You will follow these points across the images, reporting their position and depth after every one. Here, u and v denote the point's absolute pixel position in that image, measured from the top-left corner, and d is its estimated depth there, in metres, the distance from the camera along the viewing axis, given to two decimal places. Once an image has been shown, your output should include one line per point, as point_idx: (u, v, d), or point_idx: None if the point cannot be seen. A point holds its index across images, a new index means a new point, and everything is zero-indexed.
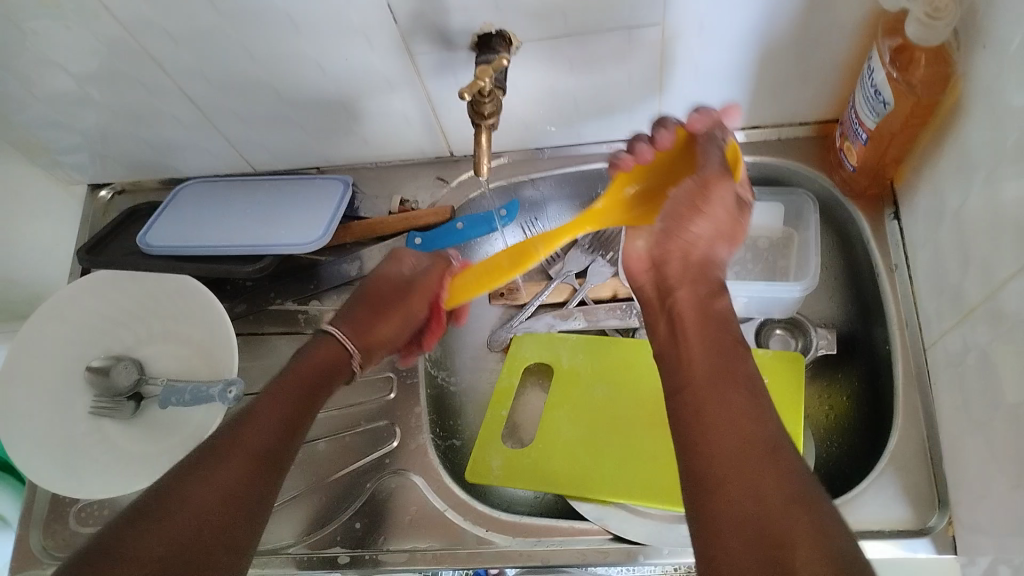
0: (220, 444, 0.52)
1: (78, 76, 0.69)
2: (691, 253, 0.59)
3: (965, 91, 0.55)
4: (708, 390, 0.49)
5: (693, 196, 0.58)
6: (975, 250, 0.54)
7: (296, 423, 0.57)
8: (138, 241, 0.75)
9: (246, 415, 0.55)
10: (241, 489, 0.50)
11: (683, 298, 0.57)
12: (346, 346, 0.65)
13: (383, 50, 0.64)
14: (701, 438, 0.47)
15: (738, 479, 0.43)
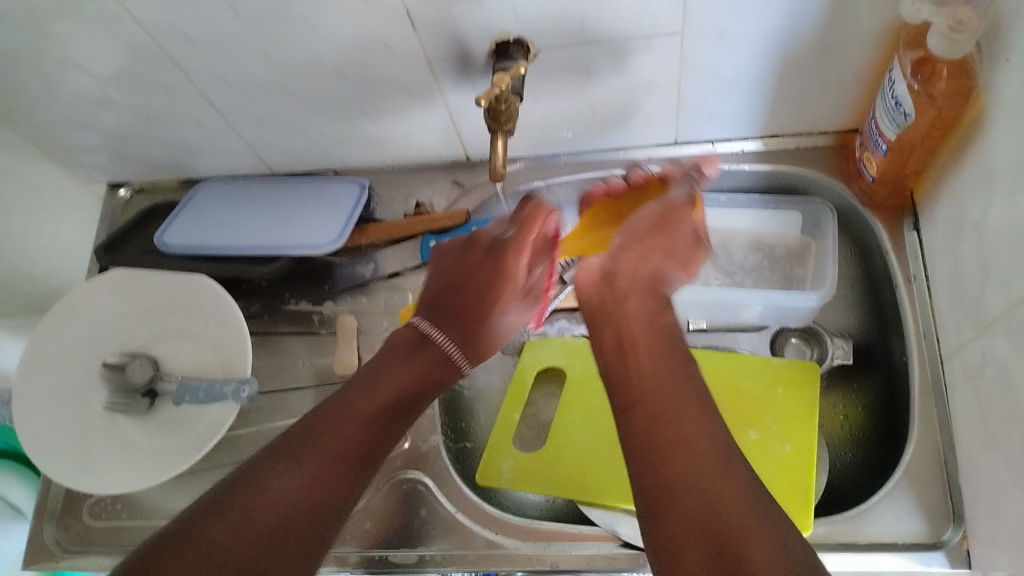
0: (313, 438, 0.51)
1: (99, 77, 0.70)
2: (643, 268, 0.58)
3: (988, 104, 0.54)
4: (654, 400, 0.48)
5: (654, 218, 0.61)
6: (995, 264, 0.54)
7: (386, 431, 0.56)
8: (156, 240, 0.76)
9: (339, 407, 0.54)
10: (330, 485, 0.50)
11: (632, 308, 0.56)
12: (443, 347, 0.61)
13: (402, 55, 0.64)
14: (653, 433, 0.47)
15: (688, 475, 0.43)
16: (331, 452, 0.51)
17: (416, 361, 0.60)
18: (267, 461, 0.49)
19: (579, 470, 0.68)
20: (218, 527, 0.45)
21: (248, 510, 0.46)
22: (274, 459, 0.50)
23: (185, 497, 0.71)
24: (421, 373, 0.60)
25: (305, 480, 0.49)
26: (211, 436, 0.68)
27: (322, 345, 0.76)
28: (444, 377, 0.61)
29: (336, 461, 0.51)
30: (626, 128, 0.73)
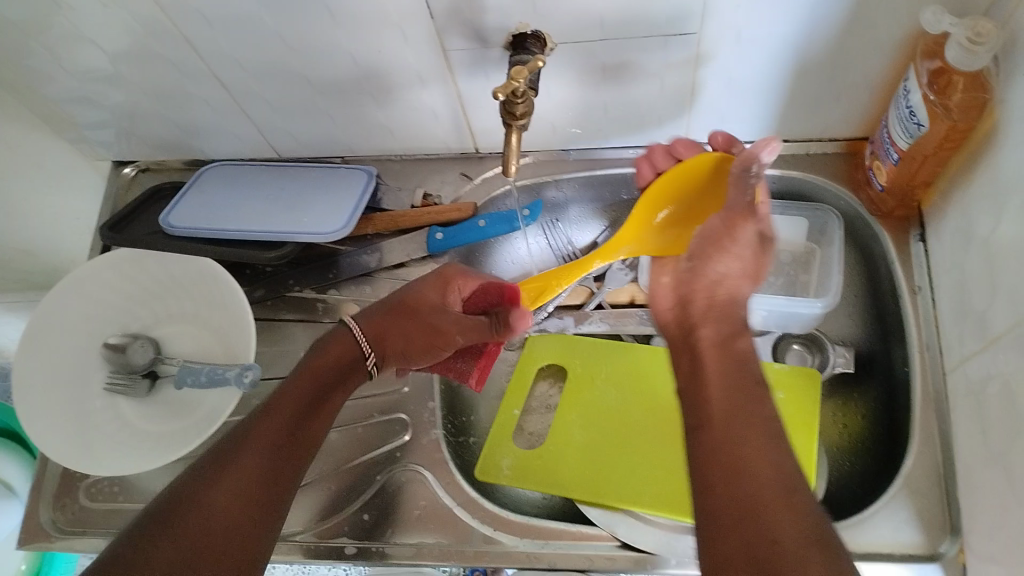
0: (233, 446, 0.52)
1: (110, 54, 0.69)
2: (717, 294, 0.54)
3: (1002, 117, 0.55)
4: (727, 419, 0.46)
5: (716, 232, 0.55)
6: (1002, 278, 0.54)
7: (311, 422, 0.57)
8: (161, 221, 0.75)
9: (264, 410, 0.56)
10: (259, 489, 0.51)
11: (697, 299, 0.55)
12: (359, 342, 0.63)
13: (417, 45, 0.64)
14: (721, 452, 0.44)
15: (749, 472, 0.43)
16: (255, 455, 0.52)
17: (340, 347, 0.62)
18: (193, 476, 0.50)
19: (578, 469, 0.69)
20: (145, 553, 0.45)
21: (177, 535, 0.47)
22: (193, 482, 0.50)
23: None
24: (340, 358, 0.62)
25: (233, 487, 0.50)
26: (210, 422, 0.68)
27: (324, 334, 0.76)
28: (354, 371, 0.62)
29: (267, 459, 0.53)
30: (637, 127, 0.73)
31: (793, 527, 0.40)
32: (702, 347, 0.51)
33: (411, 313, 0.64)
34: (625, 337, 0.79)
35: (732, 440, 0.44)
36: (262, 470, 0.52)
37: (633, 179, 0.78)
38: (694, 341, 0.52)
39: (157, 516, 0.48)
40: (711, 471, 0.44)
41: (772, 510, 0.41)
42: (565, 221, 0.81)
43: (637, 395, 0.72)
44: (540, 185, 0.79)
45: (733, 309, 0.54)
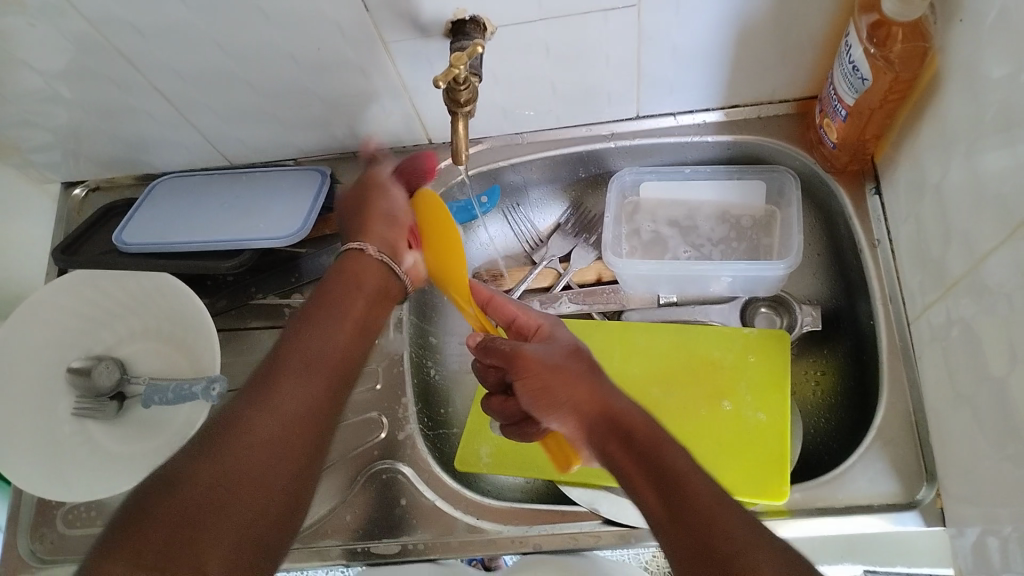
0: (287, 357, 0.54)
1: (47, 75, 0.68)
2: (585, 397, 0.53)
3: (943, 65, 0.55)
4: (670, 497, 0.46)
5: (556, 355, 0.57)
6: (955, 224, 0.54)
7: (349, 346, 0.58)
8: (114, 239, 0.74)
9: (300, 329, 0.57)
10: (310, 401, 0.52)
11: (583, 395, 0.53)
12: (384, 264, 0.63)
13: (356, 38, 0.63)
14: (690, 519, 0.44)
15: (707, 518, 0.44)
16: (301, 368, 0.53)
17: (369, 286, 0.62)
18: (246, 392, 0.52)
19: (557, 448, 0.69)
20: (205, 466, 0.47)
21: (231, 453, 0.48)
22: (250, 398, 0.51)
23: None
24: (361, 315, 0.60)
25: (285, 402, 0.51)
26: (184, 435, 0.67)
27: None
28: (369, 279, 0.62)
29: (312, 378, 0.53)
30: (587, 104, 0.73)
31: (774, 562, 0.41)
32: (633, 432, 0.50)
33: (369, 216, 0.66)
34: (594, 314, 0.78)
35: (685, 497, 0.45)
36: (320, 390, 0.53)
37: (589, 157, 0.78)
38: (617, 432, 0.51)
39: (214, 434, 0.49)
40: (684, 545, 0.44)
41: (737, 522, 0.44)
42: (525, 204, 0.83)
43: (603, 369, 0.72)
44: (496, 170, 0.78)
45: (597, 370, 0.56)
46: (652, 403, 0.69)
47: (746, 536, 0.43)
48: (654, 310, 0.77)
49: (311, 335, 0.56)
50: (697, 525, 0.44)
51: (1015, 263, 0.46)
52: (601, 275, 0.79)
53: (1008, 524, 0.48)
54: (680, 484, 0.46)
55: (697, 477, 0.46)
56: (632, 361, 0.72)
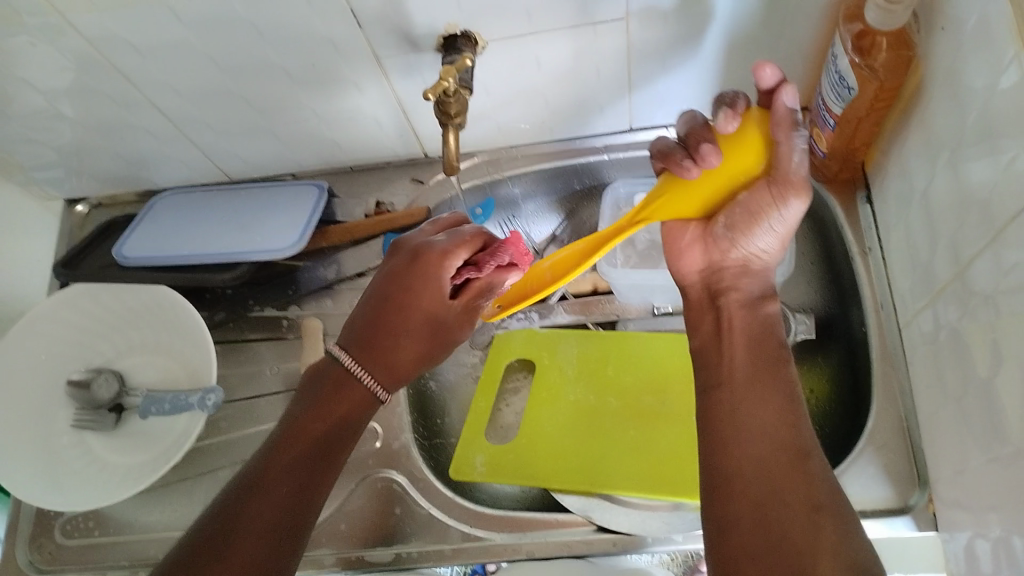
0: (240, 505, 0.51)
1: (50, 93, 0.69)
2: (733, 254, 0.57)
3: (926, 73, 0.56)
4: (743, 384, 0.52)
5: (763, 203, 0.54)
6: (942, 230, 0.55)
7: (329, 469, 0.55)
8: (115, 253, 0.75)
9: (262, 472, 0.53)
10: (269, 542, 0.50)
11: (693, 261, 0.59)
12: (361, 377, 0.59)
13: (352, 55, 0.65)
14: (724, 420, 0.51)
15: (738, 417, 0.50)
16: (260, 521, 0.50)
17: (341, 400, 0.59)
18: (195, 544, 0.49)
19: (550, 458, 0.68)
20: None
21: None
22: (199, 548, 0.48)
23: (155, 510, 0.70)
24: (343, 414, 0.58)
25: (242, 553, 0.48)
26: (179, 445, 0.67)
27: (289, 349, 0.76)
28: (363, 405, 0.59)
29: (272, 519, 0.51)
30: (581, 117, 0.74)
31: (763, 411, 0.50)
32: (727, 314, 0.56)
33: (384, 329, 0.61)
34: (591, 326, 0.79)
35: (752, 481, 0.47)
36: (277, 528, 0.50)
37: (584, 169, 0.78)
38: (707, 302, 0.58)
39: None
40: (728, 450, 0.49)
41: (790, 477, 0.46)
42: (521, 216, 0.83)
43: (598, 381, 0.72)
44: (493, 183, 0.79)
45: (763, 351, 0.54)
46: (646, 410, 0.69)
47: (776, 459, 0.47)
48: (648, 320, 0.76)
49: (262, 477, 0.52)
50: (759, 497, 0.46)
51: (998, 267, 0.47)
52: (596, 286, 0.79)
53: (997, 528, 0.48)
54: (731, 435, 0.50)
55: (762, 425, 0.49)
56: (626, 370, 0.72)
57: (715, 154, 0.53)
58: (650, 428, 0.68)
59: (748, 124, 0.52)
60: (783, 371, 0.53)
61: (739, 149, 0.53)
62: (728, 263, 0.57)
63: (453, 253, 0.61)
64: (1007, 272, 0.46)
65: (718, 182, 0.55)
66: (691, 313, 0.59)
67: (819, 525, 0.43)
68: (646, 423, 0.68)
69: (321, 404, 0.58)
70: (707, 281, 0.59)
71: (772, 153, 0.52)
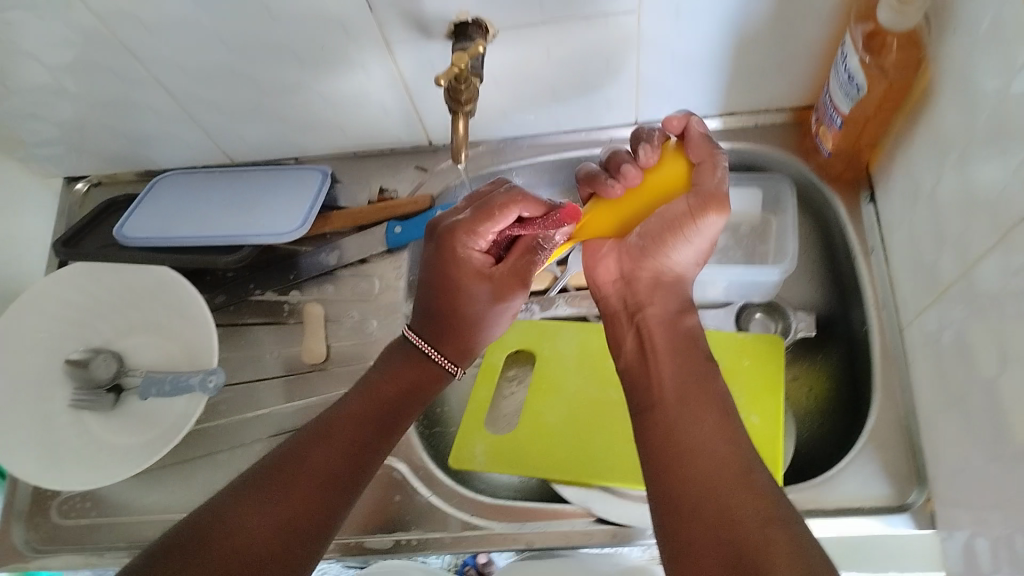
0: (287, 463, 0.51)
1: (53, 68, 0.68)
2: (650, 266, 0.57)
3: (936, 75, 0.56)
4: (679, 401, 0.50)
5: (684, 216, 0.55)
6: (949, 231, 0.55)
7: (379, 439, 0.56)
8: (115, 233, 0.74)
9: (322, 432, 0.54)
10: (312, 502, 0.50)
11: (607, 271, 0.60)
12: (424, 351, 0.61)
13: (362, 39, 0.64)
14: (660, 439, 0.49)
15: (683, 434, 0.48)
16: (300, 481, 0.51)
17: (416, 370, 0.61)
18: (239, 488, 0.50)
19: (550, 448, 0.68)
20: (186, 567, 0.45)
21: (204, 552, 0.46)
22: (245, 492, 0.49)
23: (153, 491, 0.70)
24: (412, 384, 0.60)
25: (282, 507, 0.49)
26: (178, 428, 0.67)
27: (291, 335, 0.76)
28: (433, 382, 0.61)
29: (325, 478, 0.51)
30: (587, 109, 0.74)
31: (702, 425, 0.48)
32: (648, 325, 0.56)
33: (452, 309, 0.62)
34: (592, 318, 0.79)
35: (703, 498, 0.44)
36: (318, 488, 0.51)
37: (589, 162, 0.78)
38: (627, 308, 0.58)
39: (192, 535, 0.46)
40: (674, 467, 0.47)
41: (736, 487, 0.44)
42: None
43: (599, 374, 0.72)
44: (496, 173, 0.79)
45: (691, 361, 0.53)
46: None
47: (724, 471, 0.45)
48: None
49: (317, 439, 0.53)
50: (710, 511, 0.44)
51: (1005, 269, 0.47)
52: None
53: (999, 527, 0.48)
54: (675, 448, 0.48)
55: (705, 439, 0.47)
56: None
57: (636, 174, 0.58)
58: None
59: (673, 153, 0.58)
60: (715, 381, 0.52)
61: (660, 176, 0.58)
62: (642, 273, 0.58)
63: (476, 224, 0.59)
64: (1015, 274, 0.46)
65: (638, 201, 0.58)
66: (613, 328, 0.58)
67: (772, 539, 0.41)
68: None
69: (375, 382, 0.59)
70: (624, 295, 0.58)
71: (693, 176, 0.56)
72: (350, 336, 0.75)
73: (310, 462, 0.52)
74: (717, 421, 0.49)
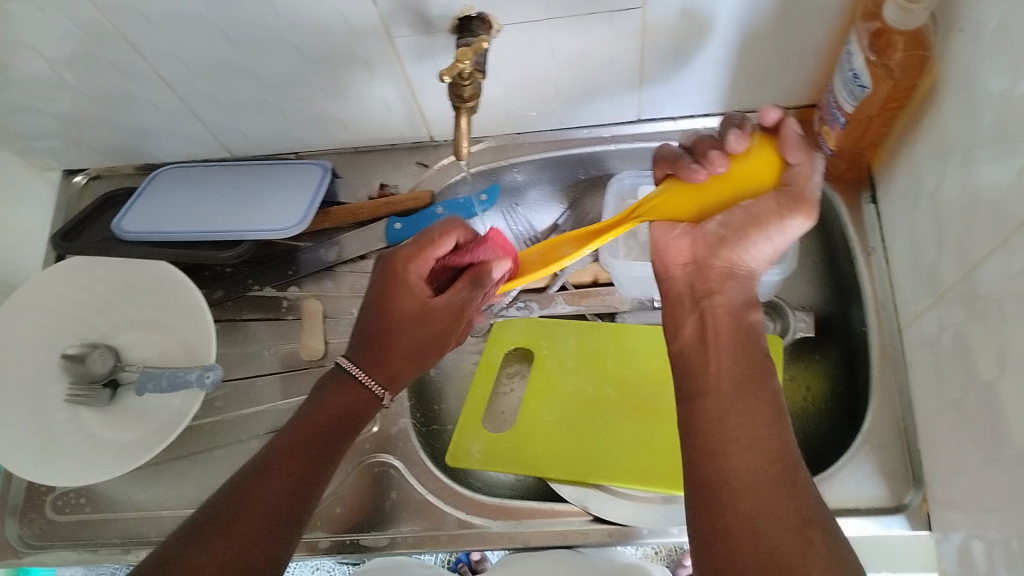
0: (225, 510, 0.49)
1: (52, 60, 0.68)
2: (729, 256, 0.56)
3: (941, 76, 0.56)
4: (731, 393, 0.50)
5: (767, 213, 0.55)
6: (950, 232, 0.55)
7: (320, 467, 0.54)
8: (114, 226, 0.74)
9: (257, 474, 0.52)
10: (251, 544, 0.48)
11: (678, 249, 0.58)
12: (361, 378, 0.59)
13: (365, 34, 0.64)
14: (704, 428, 0.49)
15: (728, 428, 0.48)
16: (237, 524, 0.49)
17: (345, 397, 0.59)
18: (176, 543, 0.48)
19: (548, 447, 0.68)
20: None
21: None
22: (180, 546, 0.47)
23: (149, 488, 0.69)
24: (345, 406, 0.58)
25: (220, 553, 0.47)
26: (173, 424, 0.67)
27: (289, 331, 0.75)
28: (362, 410, 0.59)
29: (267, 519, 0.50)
30: (590, 106, 0.73)
31: (750, 421, 0.48)
32: (711, 305, 0.55)
33: (383, 333, 0.60)
34: (589, 316, 0.79)
35: (743, 494, 0.44)
36: (254, 530, 0.49)
37: (589, 158, 0.78)
38: (692, 295, 0.56)
39: None
40: (716, 459, 0.47)
41: (775, 488, 0.44)
42: (524, 204, 0.82)
43: (596, 373, 0.72)
44: (497, 169, 0.79)
45: (749, 356, 0.52)
46: (645, 403, 0.69)
47: (766, 468, 0.45)
48: (646, 312, 0.77)
49: (254, 482, 0.51)
50: (746, 507, 0.44)
51: (1006, 271, 0.47)
52: (597, 277, 0.80)
53: (994, 529, 0.48)
54: (717, 441, 0.48)
55: (750, 435, 0.47)
56: (624, 362, 0.72)
57: (722, 160, 0.57)
58: (647, 421, 0.68)
59: (760, 143, 0.57)
60: (770, 379, 0.51)
61: (748, 167, 0.57)
62: (717, 261, 0.56)
63: (419, 252, 0.61)
64: (1015, 276, 0.46)
65: (723, 189, 0.58)
66: (674, 311, 0.57)
67: (811, 541, 0.41)
68: (644, 418, 0.68)
69: (309, 411, 0.57)
70: (692, 279, 0.57)
71: (786, 173, 0.56)
72: (349, 333, 0.75)
73: (248, 503, 0.50)
74: (766, 420, 0.48)
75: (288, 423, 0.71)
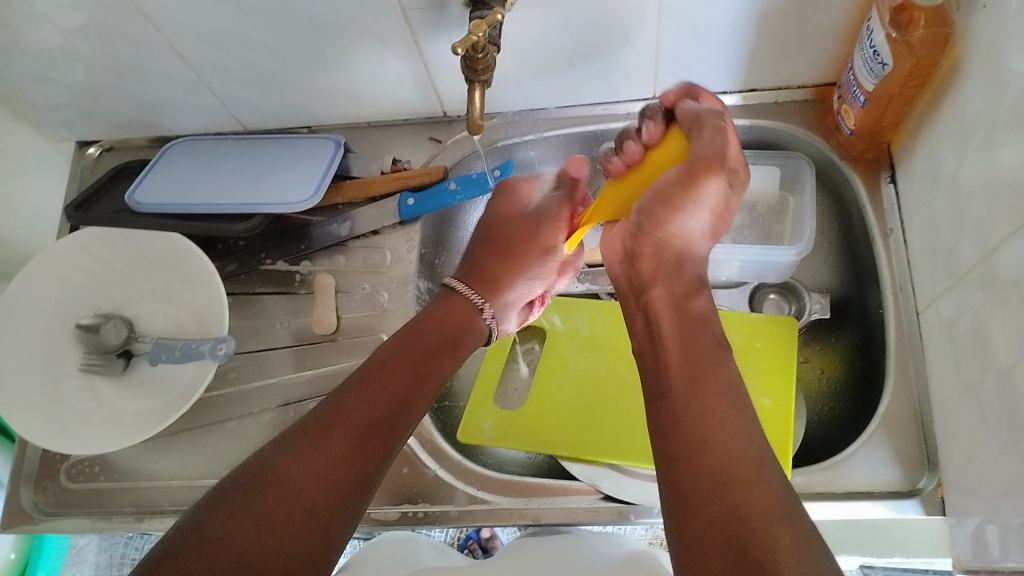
0: (326, 417, 0.52)
1: (67, 30, 0.68)
2: (668, 243, 0.58)
3: (964, 53, 0.54)
4: (686, 391, 0.50)
5: (676, 186, 0.55)
6: (969, 213, 0.54)
7: (416, 391, 0.57)
8: (127, 198, 0.74)
9: (351, 390, 0.55)
10: (350, 455, 0.51)
11: (610, 247, 0.64)
12: (470, 298, 0.67)
13: (379, 7, 0.63)
14: (674, 428, 0.49)
15: (696, 426, 0.48)
16: (335, 433, 0.51)
17: (457, 324, 0.65)
18: (283, 444, 0.50)
19: (560, 425, 0.68)
20: (225, 519, 0.45)
21: (251, 503, 0.46)
22: (287, 445, 0.50)
23: (162, 458, 0.70)
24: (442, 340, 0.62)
25: (318, 459, 0.50)
26: (187, 395, 0.67)
27: (301, 305, 0.76)
28: (472, 333, 0.66)
29: (360, 435, 0.52)
30: (605, 82, 0.73)
31: (720, 418, 0.48)
32: (654, 297, 0.58)
33: (499, 251, 0.70)
34: (602, 295, 0.78)
35: (711, 489, 0.44)
36: (349, 443, 0.51)
37: (603, 136, 0.78)
38: (636, 284, 0.61)
39: (239, 486, 0.47)
40: (684, 459, 0.46)
41: (747, 480, 0.44)
42: None
43: (608, 351, 0.72)
44: (511, 146, 0.79)
45: (699, 351, 0.52)
46: None
47: (736, 460, 0.45)
48: None
49: (349, 399, 0.54)
50: (718, 499, 0.43)
51: None
52: None
53: (1008, 514, 0.48)
54: (690, 439, 0.47)
55: (721, 431, 0.47)
56: None
57: (637, 150, 0.61)
58: None
59: (671, 133, 0.60)
60: (723, 369, 0.51)
61: (659, 151, 0.60)
62: (645, 250, 0.59)
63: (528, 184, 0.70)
64: None
65: (645, 179, 0.60)
66: (627, 312, 0.61)
67: (775, 527, 0.41)
68: None
69: (405, 338, 0.60)
70: (631, 274, 0.61)
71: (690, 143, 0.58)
72: (361, 308, 0.75)
73: (346, 416, 0.52)
74: (730, 414, 0.48)
75: (300, 395, 0.71)
